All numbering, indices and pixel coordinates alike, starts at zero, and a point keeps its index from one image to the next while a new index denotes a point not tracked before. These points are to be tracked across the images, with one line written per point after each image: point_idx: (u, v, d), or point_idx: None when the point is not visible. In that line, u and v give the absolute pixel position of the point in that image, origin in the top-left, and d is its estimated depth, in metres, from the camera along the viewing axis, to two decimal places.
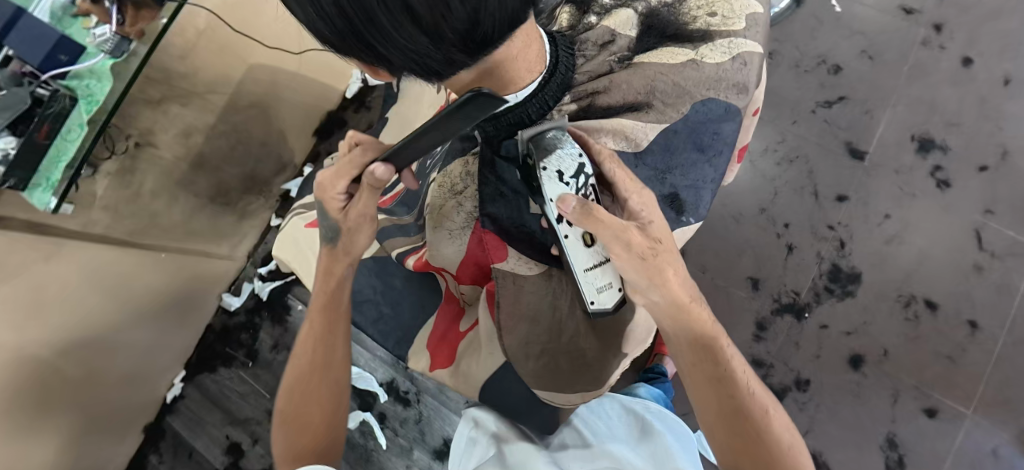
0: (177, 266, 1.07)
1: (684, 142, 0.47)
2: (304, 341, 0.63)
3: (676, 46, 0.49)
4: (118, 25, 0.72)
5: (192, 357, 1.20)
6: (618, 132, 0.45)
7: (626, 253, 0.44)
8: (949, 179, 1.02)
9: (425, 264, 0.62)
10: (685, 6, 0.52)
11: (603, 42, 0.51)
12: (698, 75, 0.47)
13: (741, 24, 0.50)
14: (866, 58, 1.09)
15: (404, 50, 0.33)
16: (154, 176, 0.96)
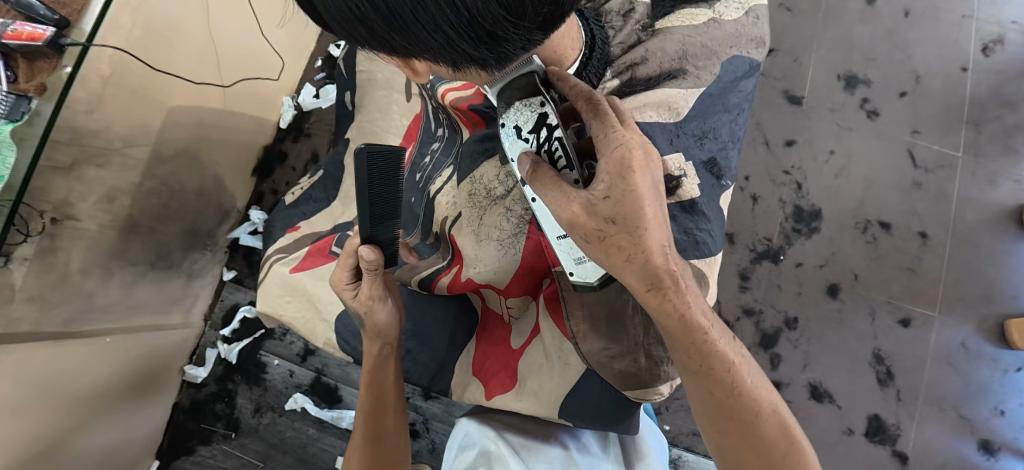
0: (128, 347, 0.94)
1: (716, 101, 0.62)
2: (360, 410, 0.67)
3: (694, 8, 0.64)
4: (9, 82, 0.56)
5: (163, 442, 1.07)
6: (662, 104, 0.58)
7: (574, 230, 0.47)
8: (877, 109, 1.11)
9: (468, 283, 0.68)
10: None
11: (626, 12, 0.64)
12: (720, 33, 0.62)
13: None
14: (784, 10, 1.16)
15: (484, 22, 0.35)
16: (81, 252, 0.83)
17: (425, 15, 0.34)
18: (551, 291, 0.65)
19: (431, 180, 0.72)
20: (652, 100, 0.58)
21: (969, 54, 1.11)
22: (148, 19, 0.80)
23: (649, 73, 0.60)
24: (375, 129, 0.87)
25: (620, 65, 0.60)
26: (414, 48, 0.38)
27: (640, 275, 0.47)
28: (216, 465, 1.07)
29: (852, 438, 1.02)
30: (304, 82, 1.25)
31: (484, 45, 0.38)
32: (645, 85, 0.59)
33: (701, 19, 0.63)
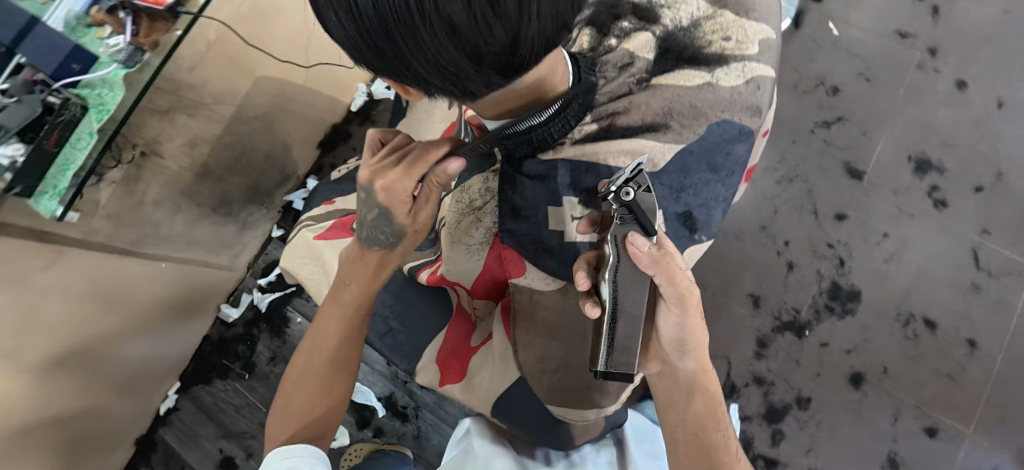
0: (177, 276, 1.06)
1: (699, 159, 0.61)
2: (343, 304, 0.70)
3: (693, 69, 0.64)
4: (132, 36, 0.65)
5: (188, 368, 1.19)
6: (637, 153, 0.58)
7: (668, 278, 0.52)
8: (945, 199, 1.03)
9: (439, 278, 0.72)
10: (700, 32, 0.67)
11: (624, 64, 0.65)
12: (712, 97, 0.62)
13: (753, 48, 0.66)
14: (863, 80, 1.11)
15: (449, 66, 0.40)
16: (159, 184, 0.96)
17: (398, 46, 0.39)
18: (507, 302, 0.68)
19: None
20: (627, 147, 0.58)
21: None
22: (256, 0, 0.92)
23: (627, 123, 0.61)
24: (421, 126, 0.94)
25: (600, 114, 0.62)
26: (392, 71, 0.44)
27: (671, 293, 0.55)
28: (226, 399, 1.17)
29: None
30: None
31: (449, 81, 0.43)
32: (621, 133, 0.60)
33: (697, 81, 0.63)
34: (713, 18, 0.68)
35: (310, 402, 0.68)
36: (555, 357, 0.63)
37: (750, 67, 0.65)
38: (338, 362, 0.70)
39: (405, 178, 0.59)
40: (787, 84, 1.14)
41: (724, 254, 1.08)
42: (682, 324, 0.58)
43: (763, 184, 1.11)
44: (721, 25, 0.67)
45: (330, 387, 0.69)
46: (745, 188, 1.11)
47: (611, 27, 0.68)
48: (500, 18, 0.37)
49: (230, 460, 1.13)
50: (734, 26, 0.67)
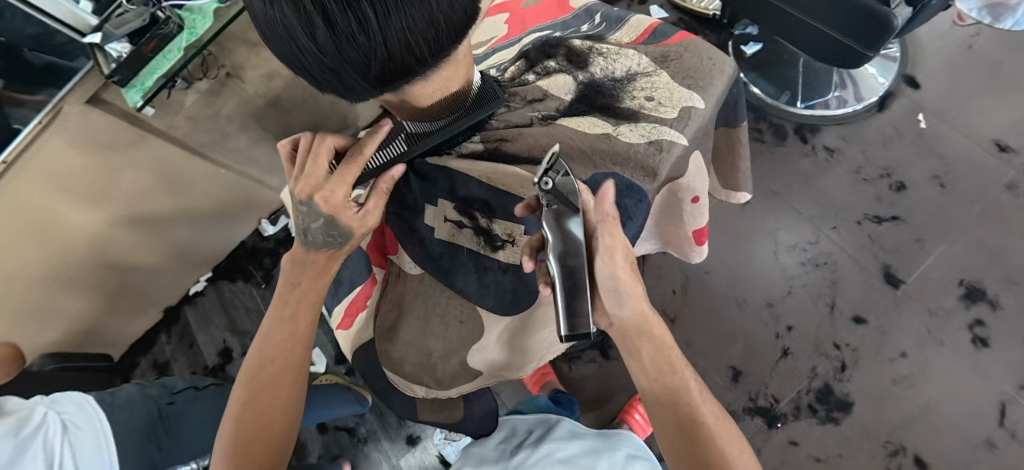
0: (231, 184, 1.21)
1: None
2: (284, 298, 0.50)
3: (600, 119, 0.49)
4: None
5: (220, 263, 1.36)
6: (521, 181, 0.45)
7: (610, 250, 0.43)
8: (987, 338, 0.92)
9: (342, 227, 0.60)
10: (628, 85, 0.51)
11: (532, 99, 0.50)
12: (610, 149, 0.47)
13: (675, 112, 0.48)
14: (937, 184, 1.01)
15: (298, 57, 0.37)
16: (234, 104, 1.07)
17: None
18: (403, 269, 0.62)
19: None
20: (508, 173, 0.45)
21: None
22: None
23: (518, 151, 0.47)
24: None
25: (490, 134, 0.47)
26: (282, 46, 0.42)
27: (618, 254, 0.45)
28: (241, 300, 1.33)
29: None
30: None
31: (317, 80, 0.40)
32: (502, 159, 0.46)
33: (596, 131, 0.47)
34: (649, 71, 0.51)
35: (245, 444, 0.47)
36: (410, 361, 0.52)
37: (659, 130, 0.47)
38: (286, 382, 0.49)
39: (341, 186, 0.44)
40: (848, 166, 1.06)
41: (720, 318, 1.02)
42: (624, 296, 0.46)
43: (786, 260, 1.03)
44: (651, 83, 0.50)
45: (275, 419, 0.48)
46: (766, 259, 1.04)
47: (536, 61, 0.54)
48: (345, 23, 0.33)
49: (228, 352, 1.29)
50: (671, 83, 0.50)
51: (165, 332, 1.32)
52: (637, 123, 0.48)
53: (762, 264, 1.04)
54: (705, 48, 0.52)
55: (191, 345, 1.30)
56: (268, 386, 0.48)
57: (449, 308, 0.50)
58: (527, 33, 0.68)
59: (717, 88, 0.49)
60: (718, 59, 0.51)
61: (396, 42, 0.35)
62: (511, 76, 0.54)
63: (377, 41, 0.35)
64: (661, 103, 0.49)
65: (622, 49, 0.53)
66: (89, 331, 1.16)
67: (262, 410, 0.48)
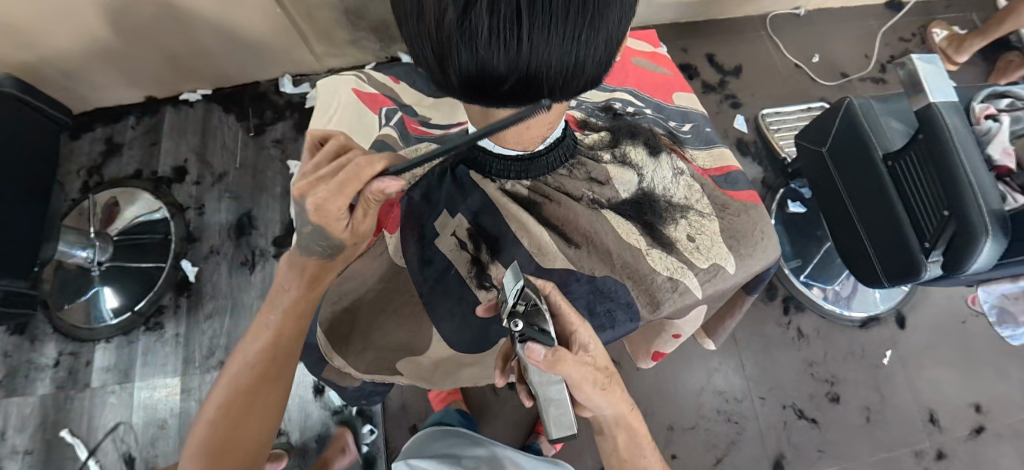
0: (279, 29, 1.16)
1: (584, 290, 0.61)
2: (281, 308, 0.57)
3: (639, 229, 0.64)
4: None
5: (225, 90, 1.29)
6: (535, 244, 0.62)
7: (578, 369, 0.51)
8: None
9: None
10: (672, 219, 0.65)
11: (591, 179, 0.64)
12: (631, 262, 0.62)
13: (704, 265, 0.62)
14: (863, 418, 1.05)
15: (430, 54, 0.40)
16: None
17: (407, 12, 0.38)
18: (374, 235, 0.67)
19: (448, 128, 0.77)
20: (532, 232, 0.62)
21: None
22: None
23: (550, 214, 0.63)
24: None
25: (538, 188, 0.63)
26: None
27: (588, 377, 0.52)
28: (224, 135, 1.26)
29: None
30: None
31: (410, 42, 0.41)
32: (538, 218, 0.63)
33: (629, 240, 0.63)
34: (706, 215, 0.65)
35: (210, 450, 0.55)
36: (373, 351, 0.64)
37: (682, 272, 0.62)
38: (259, 390, 0.56)
39: (342, 195, 0.48)
40: (806, 355, 1.10)
41: None
42: (594, 395, 0.56)
43: (705, 402, 1.08)
44: (693, 224, 0.65)
45: (242, 434, 0.56)
46: (691, 389, 1.08)
47: (617, 145, 0.67)
48: (491, 50, 0.37)
49: (181, 173, 1.23)
50: (716, 237, 0.64)
51: (136, 117, 1.25)
52: (667, 256, 0.63)
53: (685, 392, 1.08)
54: (757, 222, 0.65)
55: (151, 145, 1.24)
56: (249, 396, 0.56)
57: (412, 316, 0.64)
58: (621, 89, 0.76)
59: (748, 264, 0.63)
60: (754, 248, 0.64)
61: (520, 76, 0.39)
62: (604, 141, 0.67)
63: (510, 65, 0.38)
64: (698, 250, 0.63)
65: (693, 180, 0.67)
66: (68, 75, 1.10)
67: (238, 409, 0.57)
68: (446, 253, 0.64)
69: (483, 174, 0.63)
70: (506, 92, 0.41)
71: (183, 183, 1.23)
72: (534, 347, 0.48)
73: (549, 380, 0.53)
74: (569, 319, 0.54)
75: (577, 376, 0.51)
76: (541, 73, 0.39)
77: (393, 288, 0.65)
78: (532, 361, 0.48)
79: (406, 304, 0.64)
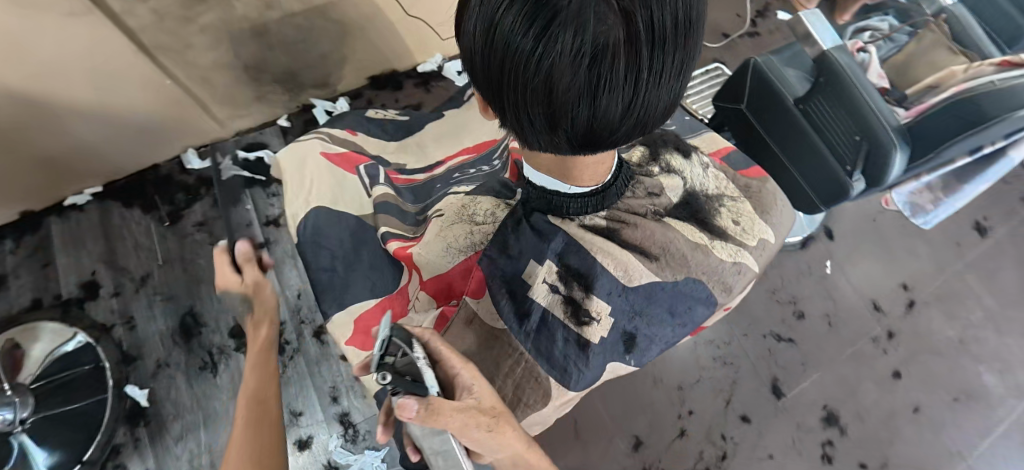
0: (171, 99, 1.06)
1: (664, 301, 0.57)
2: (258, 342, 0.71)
3: (699, 227, 0.61)
4: None
5: (120, 183, 1.15)
6: (622, 266, 0.55)
7: (458, 414, 0.46)
8: (832, 456, 1.09)
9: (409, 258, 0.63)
10: (716, 207, 0.64)
11: (651, 193, 0.61)
12: (703, 259, 0.59)
13: (751, 241, 0.63)
14: (825, 323, 1.20)
15: (539, 126, 0.41)
16: (213, 16, 0.96)
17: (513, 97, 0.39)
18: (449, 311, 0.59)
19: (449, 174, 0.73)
20: (614, 256, 0.55)
21: None
22: None
23: (632, 238, 0.57)
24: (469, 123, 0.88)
25: (613, 214, 0.57)
26: (477, 77, 0.41)
27: (476, 421, 0.47)
28: (132, 233, 1.12)
29: None
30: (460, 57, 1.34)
31: (516, 114, 0.41)
32: (619, 243, 0.56)
33: (698, 238, 0.60)
34: (736, 197, 0.66)
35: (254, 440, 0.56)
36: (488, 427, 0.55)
37: (741, 254, 0.62)
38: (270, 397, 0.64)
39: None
40: (767, 286, 1.24)
41: (636, 391, 1.13)
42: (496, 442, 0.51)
43: (700, 355, 1.17)
44: (735, 210, 0.65)
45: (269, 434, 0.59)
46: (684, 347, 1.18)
47: (657, 157, 0.66)
48: (609, 108, 0.39)
49: (93, 288, 1.07)
50: (753, 215, 0.65)
51: (15, 239, 1.08)
52: (725, 242, 0.62)
53: (680, 351, 1.17)
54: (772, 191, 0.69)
55: (46, 266, 1.07)
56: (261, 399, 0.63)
57: (527, 391, 0.54)
58: None
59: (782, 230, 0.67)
60: (780, 215, 0.67)
61: (629, 122, 0.41)
62: (639, 156, 0.66)
63: (623, 115, 0.40)
64: (744, 232, 0.64)
65: (715, 170, 0.68)
66: None
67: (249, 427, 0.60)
68: (542, 303, 0.54)
69: (560, 216, 0.56)
70: (615, 138, 0.43)
71: (98, 299, 1.06)
72: (406, 400, 0.42)
73: (434, 435, 0.46)
74: (448, 362, 0.50)
75: (459, 425, 0.46)
76: (648, 112, 0.41)
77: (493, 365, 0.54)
78: (406, 417, 0.42)
79: (513, 380, 0.54)
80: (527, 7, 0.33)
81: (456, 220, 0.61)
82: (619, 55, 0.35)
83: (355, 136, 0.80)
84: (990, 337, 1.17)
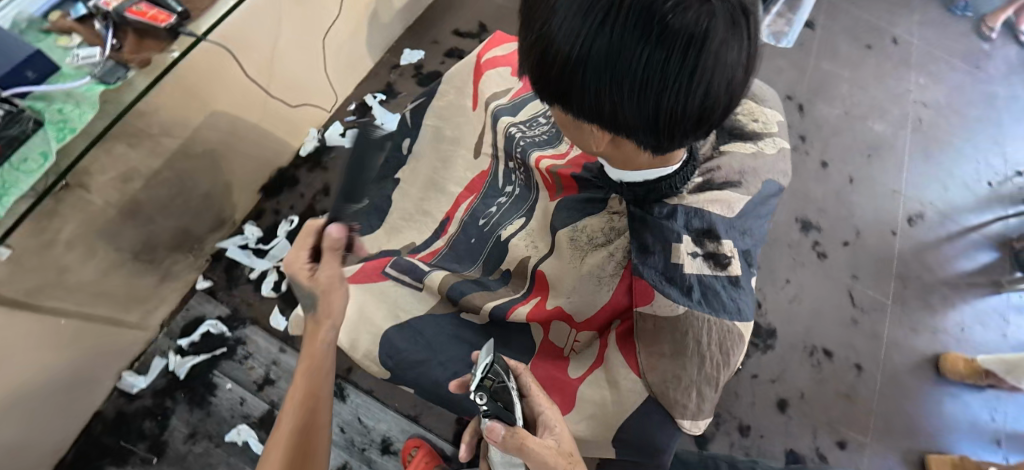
0: (76, 335, 0.88)
1: (757, 209, 0.67)
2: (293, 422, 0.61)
3: (743, 141, 0.72)
4: (113, 51, 0.66)
5: (68, 455, 0.95)
6: (725, 202, 0.63)
7: (540, 451, 0.49)
8: (825, 251, 1.27)
9: (554, 312, 0.68)
10: (739, 115, 0.75)
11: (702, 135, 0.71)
12: (763, 162, 0.70)
13: (775, 129, 0.75)
14: None
15: (691, 129, 0.51)
16: (75, 223, 0.80)
17: (674, 120, 0.49)
18: (624, 329, 0.64)
19: (486, 220, 0.79)
20: (716, 198, 0.63)
21: (898, 223, 1.30)
22: (245, 38, 0.89)
23: (723, 178, 0.66)
24: (434, 178, 0.84)
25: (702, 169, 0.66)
26: (625, 128, 0.51)
27: (558, 459, 0.50)
28: None
29: None
30: (332, 120, 1.25)
31: (669, 133, 0.51)
32: (717, 187, 0.65)
33: (748, 149, 0.71)
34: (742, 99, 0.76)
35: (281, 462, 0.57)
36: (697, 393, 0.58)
37: (775, 142, 0.74)
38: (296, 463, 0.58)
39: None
40: None
41: None
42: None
43: None
44: (748, 109, 0.75)
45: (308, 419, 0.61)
46: None
47: None
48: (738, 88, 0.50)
49: None
50: (759, 105, 0.76)
51: None
52: (762, 139, 0.73)
53: None
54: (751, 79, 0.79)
55: None
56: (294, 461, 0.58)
57: (731, 343, 0.59)
58: None
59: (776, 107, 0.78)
60: (769, 95, 0.79)
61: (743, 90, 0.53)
62: None
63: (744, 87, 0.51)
64: (764, 123, 0.75)
65: None
66: None
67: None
68: (697, 272, 0.59)
69: (670, 195, 0.63)
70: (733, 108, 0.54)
71: None
72: (494, 425, 0.47)
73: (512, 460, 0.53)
74: (535, 400, 0.55)
75: (539, 463, 0.49)
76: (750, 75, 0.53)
77: (693, 343, 0.57)
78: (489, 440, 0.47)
79: (716, 342, 0.58)
80: (672, 51, 0.44)
81: (582, 253, 0.68)
82: (738, 49, 0.46)
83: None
84: (861, 98, 1.42)
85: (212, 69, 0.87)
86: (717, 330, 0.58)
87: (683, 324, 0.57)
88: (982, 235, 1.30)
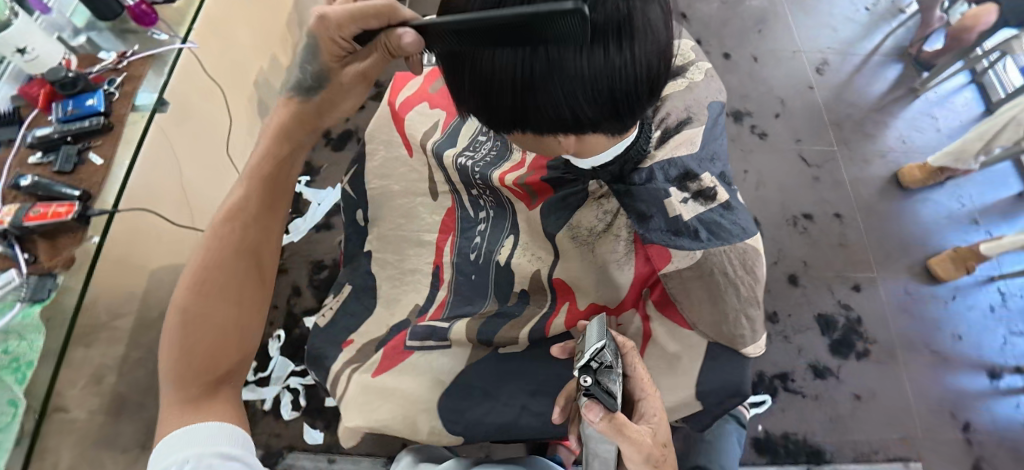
0: None
1: (711, 135, 0.71)
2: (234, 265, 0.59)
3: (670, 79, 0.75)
4: (31, 265, 0.62)
5: None
6: (686, 143, 0.66)
7: (635, 445, 0.51)
8: (764, 130, 1.33)
9: (592, 309, 0.69)
10: None
11: None
12: (697, 91, 0.73)
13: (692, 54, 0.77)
14: None
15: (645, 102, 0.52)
16: (71, 447, 0.75)
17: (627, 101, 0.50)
18: (659, 296, 0.66)
19: (477, 254, 0.78)
20: (677, 143, 0.66)
21: (810, 77, 1.38)
22: (150, 187, 0.83)
23: (675, 120, 0.69)
24: (401, 235, 0.83)
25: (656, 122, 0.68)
26: (584, 123, 0.52)
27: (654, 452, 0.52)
28: None
29: (862, 401, 1.10)
30: None
31: (625, 113, 0.52)
32: (673, 133, 0.67)
33: (679, 85, 0.73)
34: None
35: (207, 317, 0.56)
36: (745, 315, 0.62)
37: (699, 66, 0.76)
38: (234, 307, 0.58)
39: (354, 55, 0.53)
40: None
41: None
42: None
43: None
44: None
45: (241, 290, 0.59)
46: None
47: None
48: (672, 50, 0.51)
49: None
50: None
51: None
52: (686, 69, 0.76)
53: None
54: None
55: None
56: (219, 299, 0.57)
57: (751, 259, 0.62)
58: None
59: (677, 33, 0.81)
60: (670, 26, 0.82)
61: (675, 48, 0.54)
62: None
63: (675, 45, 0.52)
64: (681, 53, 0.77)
65: None
66: None
67: (195, 328, 0.55)
68: (695, 215, 0.62)
69: (642, 158, 0.64)
70: None
71: None
72: (592, 406, 0.50)
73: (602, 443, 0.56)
74: (642, 391, 0.56)
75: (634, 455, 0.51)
76: None
77: (721, 276, 0.60)
78: (590, 419, 0.50)
79: (740, 264, 0.61)
80: (607, 44, 0.45)
81: (591, 244, 0.67)
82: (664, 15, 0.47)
83: (355, 341, 0.77)
84: None
85: (136, 234, 0.83)
86: (738, 255, 0.61)
87: (705, 265, 0.60)
88: (882, 55, 1.40)
